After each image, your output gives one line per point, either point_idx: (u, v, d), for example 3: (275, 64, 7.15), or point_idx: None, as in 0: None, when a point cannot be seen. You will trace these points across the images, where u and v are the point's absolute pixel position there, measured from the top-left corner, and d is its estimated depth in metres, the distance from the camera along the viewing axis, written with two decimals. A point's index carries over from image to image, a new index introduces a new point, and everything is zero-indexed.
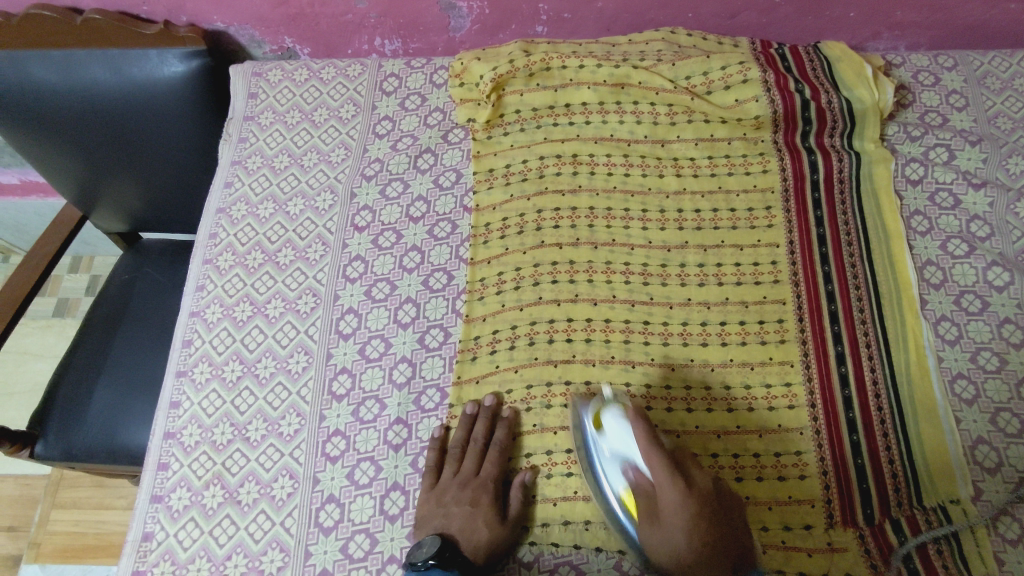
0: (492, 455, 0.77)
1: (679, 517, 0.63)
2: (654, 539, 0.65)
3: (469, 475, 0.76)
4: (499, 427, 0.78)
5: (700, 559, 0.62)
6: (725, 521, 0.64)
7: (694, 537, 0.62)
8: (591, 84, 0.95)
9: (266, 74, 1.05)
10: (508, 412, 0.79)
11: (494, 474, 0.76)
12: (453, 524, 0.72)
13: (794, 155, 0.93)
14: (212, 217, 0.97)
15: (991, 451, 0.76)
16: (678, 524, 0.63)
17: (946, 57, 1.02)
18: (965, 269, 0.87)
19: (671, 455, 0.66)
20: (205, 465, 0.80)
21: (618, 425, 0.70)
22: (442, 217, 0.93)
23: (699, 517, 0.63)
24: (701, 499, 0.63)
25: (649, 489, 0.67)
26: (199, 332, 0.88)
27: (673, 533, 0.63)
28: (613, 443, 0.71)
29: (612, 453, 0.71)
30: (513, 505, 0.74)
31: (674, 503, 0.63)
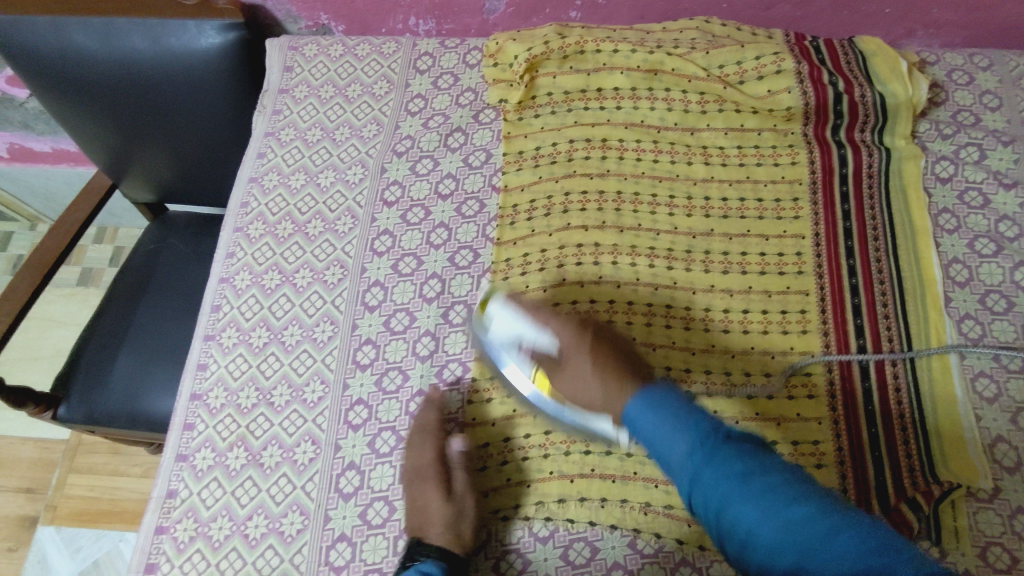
0: (426, 436, 0.77)
1: (576, 347, 0.71)
2: (569, 381, 0.71)
3: (415, 465, 0.76)
4: (430, 409, 0.79)
5: (612, 374, 0.68)
6: (619, 342, 0.72)
7: (599, 359, 0.69)
8: (625, 69, 0.95)
9: (302, 48, 1.07)
10: (433, 395, 0.80)
11: (432, 455, 0.75)
12: (418, 519, 0.73)
13: (823, 148, 0.93)
14: (244, 186, 0.98)
15: (1011, 449, 0.76)
16: (580, 357, 0.70)
17: (981, 57, 1.01)
18: (991, 268, 0.87)
19: (545, 311, 0.75)
20: (230, 427, 0.82)
21: (495, 308, 0.77)
22: (470, 196, 0.94)
23: (598, 345, 0.71)
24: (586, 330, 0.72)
25: (544, 349, 0.73)
26: (227, 298, 0.90)
27: (580, 364, 0.70)
28: (497, 330, 0.76)
29: (503, 343, 0.76)
30: (457, 483, 0.75)
31: (574, 343, 0.71)
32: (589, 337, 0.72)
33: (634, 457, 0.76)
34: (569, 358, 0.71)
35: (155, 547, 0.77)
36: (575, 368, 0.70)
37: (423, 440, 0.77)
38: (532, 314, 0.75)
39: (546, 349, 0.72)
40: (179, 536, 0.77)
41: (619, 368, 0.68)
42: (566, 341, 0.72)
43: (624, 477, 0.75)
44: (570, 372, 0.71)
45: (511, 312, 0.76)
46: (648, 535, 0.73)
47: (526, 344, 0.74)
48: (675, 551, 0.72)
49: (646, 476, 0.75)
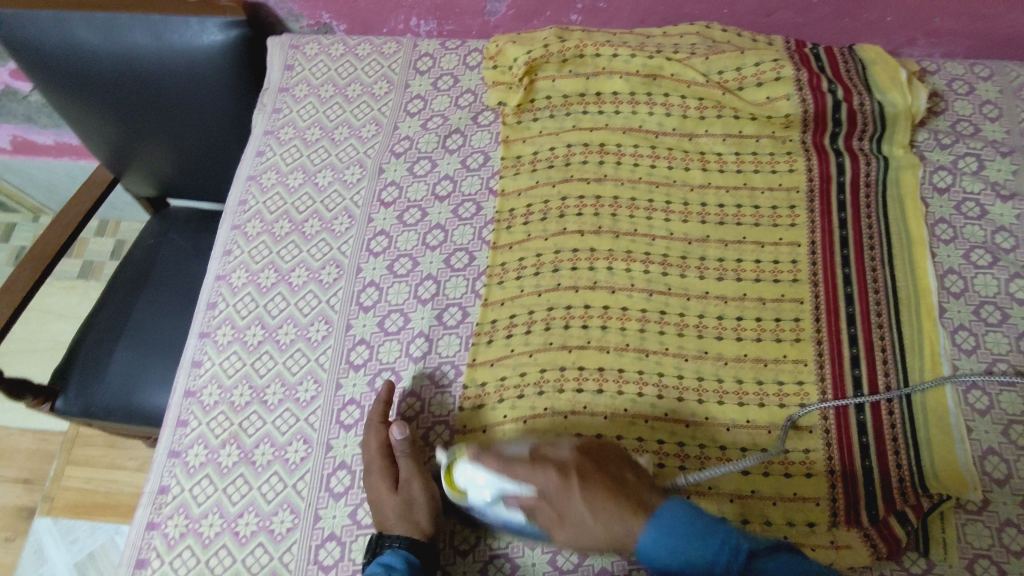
0: (371, 434, 0.77)
1: (567, 493, 0.66)
2: (571, 530, 0.66)
3: (365, 465, 0.76)
4: (375, 407, 0.79)
5: (618, 506, 0.64)
6: (609, 466, 0.68)
7: (598, 495, 0.65)
8: (624, 74, 0.95)
9: (304, 47, 1.07)
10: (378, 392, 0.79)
11: (376, 447, 0.76)
12: (374, 511, 0.74)
13: (821, 156, 0.93)
14: (242, 184, 0.98)
15: (1001, 462, 0.76)
16: (578, 502, 0.65)
17: (981, 67, 1.01)
18: (987, 279, 0.86)
19: (520, 459, 0.69)
20: (223, 424, 0.82)
21: (465, 469, 0.71)
22: (467, 198, 0.94)
23: (593, 484, 0.66)
24: (573, 465, 0.68)
25: (532, 498, 0.68)
26: (224, 296, 0.90)
27: (579, 510, 0.65)
28: (474, 489, 0.71)
29: (486, 499, 0.70)
30: (404, 474, 0.74)
31: (568, 490, 0.66)
32: (581, 475, 0.66)
33: None
34: (568, 507, 0.66)
35: (146, 542, 0.77)
36: (577, 516, 0.65)
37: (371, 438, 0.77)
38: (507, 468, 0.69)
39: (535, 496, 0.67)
40: (170, 532, 0.77)
41: (623, 501, 0.65)
42: (556, 487, 0.66)
43: None
44: (573, 521, 0.66)
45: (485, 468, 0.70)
46: None
47: (512, 495, 0.69)
48: None
49: None
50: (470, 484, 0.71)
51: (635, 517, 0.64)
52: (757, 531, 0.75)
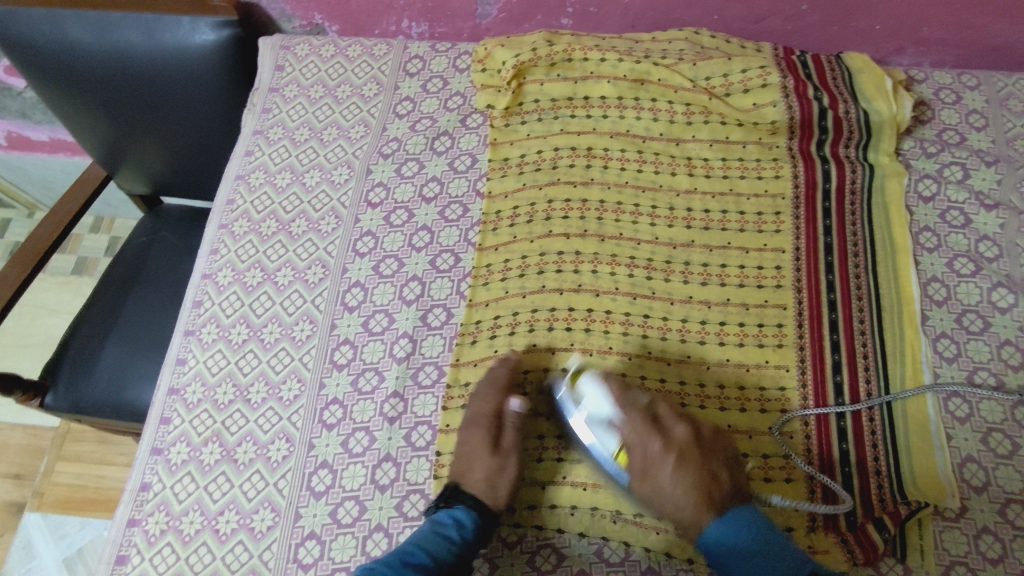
0: (492, 393, 0.78)
1: (665, 465, 0.71)
2: (646, 490, 0.72)
3: (473, 414, 0.78)
4: (502, 366, 0.80)
5: (696, 499, 0.70)
6: (712, 460, 0.72)
7: (687, 483, 0.70)
8: (611, 78, 0.96)
9: (294, 48, 1.07)
10: (509, 354, 0.81)
11: (488, 410, 0.78)
12: (458, 466, 0.76)
13: (807, 163, 0.93)
14: (230, 183, 0.99)
15: (980, 470, 0.77)
16: (664, 475, 0.71)
17: (969, 76, 1.02)
18: (969, 288, 0.87)
19: (643, 412, 0.73)
20: (205, 422, 0.82)
21: (590, 390, 0.75)
22: (454, 200, 0.94)
23: (688, 466, 0.70)
24: (682, 444, 0.72)
25: (631, 447, 0.72)
26: (209, 294, 0.90)
27: (664, 483, 0.71)
28: (589, 409, 0.74)
29: (593, 421, 0.74)
30: (507, 441, 0.76)
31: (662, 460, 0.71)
32: (682, 457, 0.71)
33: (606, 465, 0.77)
34: (655, 472, 0.71)
35: (127, 539, 0.78)
36: (659, 483, 0.71)
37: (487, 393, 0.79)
38: (627, 411, 0.73)
39: (634, 447, 0.72)
40: (150, 529, 0.77)
41: (701, 499, 0.70)
42: (654, 450, 0.71)
43: (595, 486, 0.76)
44: (652, 484, 0.71)
45: (606, 402, 0.73)
46: (615, 543, 0.74)
47: (617, 429, 0.73)
48: (641, 560, 0.74)
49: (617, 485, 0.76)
50: (588, 403, 0.75)
51: (704, 513, 0.69)
52: None
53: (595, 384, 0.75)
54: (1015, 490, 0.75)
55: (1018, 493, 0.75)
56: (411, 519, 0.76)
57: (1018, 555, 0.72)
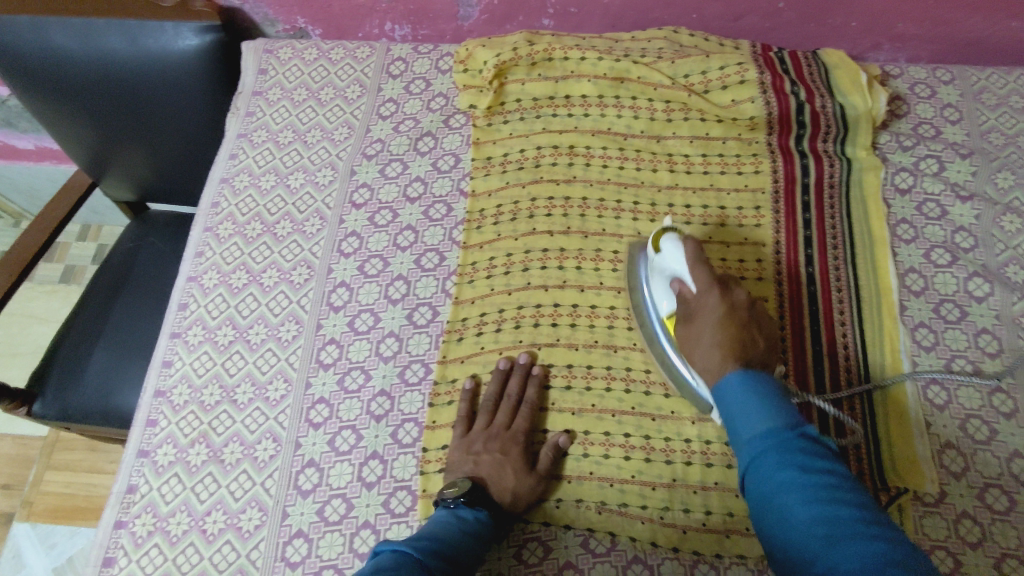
0: (524, 411, 0.80)
1: (710, 313, 0.69)
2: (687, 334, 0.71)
3: (501, 428, 0.78)
4: (531, 384, 0.81)
5: (722, 349, 0.66)
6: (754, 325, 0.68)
7: (721, 336, 0.67)
8: (592, 77, 0.97)
9: (278, 51, 1.07)
10: (538, 370, 0.82)
11: (525, 428, 0.79)
12: (484, 470, 0.75)
13: (786, 158, 0.95)
14: (215, 186, 0.98)
15: (958, 455, 0.78)
16: (706, 322, 0.69)
17: (943, 71, 1.04)
18: (946, 278, 0.88)
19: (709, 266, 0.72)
20: (192, 424, 0.83)
21: (666, 245, 0.76)
22: (438, 199, 0.95)
23: (731, 321, 0.67)
24: (732, 303, 0.68)
25: (689, 298, 0.73)
26: (195, 296, 0.90)
27: (702, 330, 0.69)
28: (663, 261, 0.77)
29: (663, 274, 0.77)
30: (542, 461, 0.77)
31: (707, 308, 0.69)
32: (729, 313, 0.68)
33: (590, 457, 0.79)
34: (697, 318, 0.70)
35: (114, 541, 0.78)
36: (699, 326, 0.69)
37: (515, 411, 0.80)
38: (694, 261, 0.72)
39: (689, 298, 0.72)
40: (138, 531, 0.78)
41: (727, 353, 0.66)
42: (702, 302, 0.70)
43: (580, 477, 0.78)
44: (693, 328, 0.70)
45: (677, 256, 0.74)
46: (601, 534, 0.76)
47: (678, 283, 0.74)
48: (628, 549, 0.75)
49: (601, 475, 0.78)
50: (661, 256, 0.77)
51: (725, 365, 0.65)
52: (718, 522, 0.75)
53: (676, 239, 0.76)
54: (993, 474, 0.76)
55: (996, 478, 0.76)
56: (398, 516, 0.76)
57: (996, 538, 0.73)
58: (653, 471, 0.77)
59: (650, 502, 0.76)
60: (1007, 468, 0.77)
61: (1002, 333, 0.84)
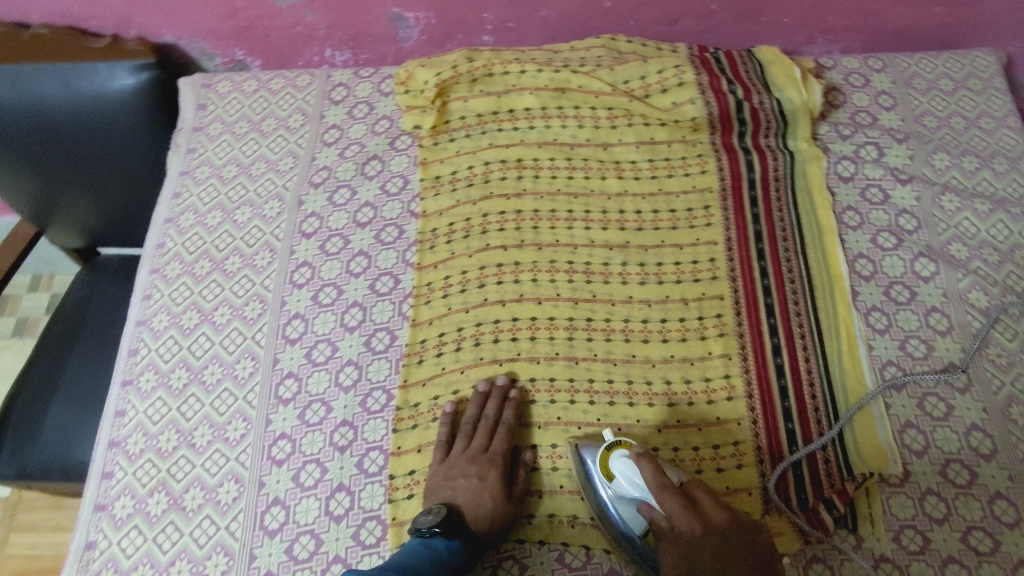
0: (502, 432, 0.78)
1: (694, 543, 0.62)
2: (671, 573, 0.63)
3: (479, 450, 0.77)
4: (508, 406, 0.80)
5: None
6: (743, 550, 0.62)
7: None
8: (533, 89, 0.97)
9: (216, 85, 1.06)
10: (514, 392, 0.81)
11: (503, 451, 0.77)
12: (461, 496, 0.75)
13: (730, 155, 0.96)
14: (159, 227, 0.96)
15: (919, 434, 0.80)
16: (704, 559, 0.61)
17: (875, 60, 1.07)
18: (894, 261, 0.91)
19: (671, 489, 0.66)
20: (150, 472, 0.80)
21: (618, 465, 0.71)
22: (388, 222, 0.94)
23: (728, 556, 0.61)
24: (710, 527, 0.63)
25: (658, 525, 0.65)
26: (145, 341, 0.88)
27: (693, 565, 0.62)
28: (621, 487, 0.71)
29: (625, 497, 0.71)
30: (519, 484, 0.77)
31: (692, 537, 0.62)
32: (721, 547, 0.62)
33: (560, 470, 0.79)
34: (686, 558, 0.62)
35: None
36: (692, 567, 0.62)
37: (492, 432, 0.79)
38: (656, 486, 0.66)
39: (662, 524, 0.65)
40: None
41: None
42: (681, 535, 0.63)
43: (551, 492, 0.78)
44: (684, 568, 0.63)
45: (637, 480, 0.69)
46: (576, 547, 0.75)
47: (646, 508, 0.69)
48: (603, 561, 0.74)
49: (572, 489, 0.78)
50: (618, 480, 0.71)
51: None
52: None
53: (627, 458, 0.71)
54: (952, 449, 0.79)
55: (955, 453, 0.79)
56: (369, 547, 0.75)
57: (961, 512, 0.75)
58: None
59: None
60: (964, 442, 0.79)
61: (949, 310, 0.87)
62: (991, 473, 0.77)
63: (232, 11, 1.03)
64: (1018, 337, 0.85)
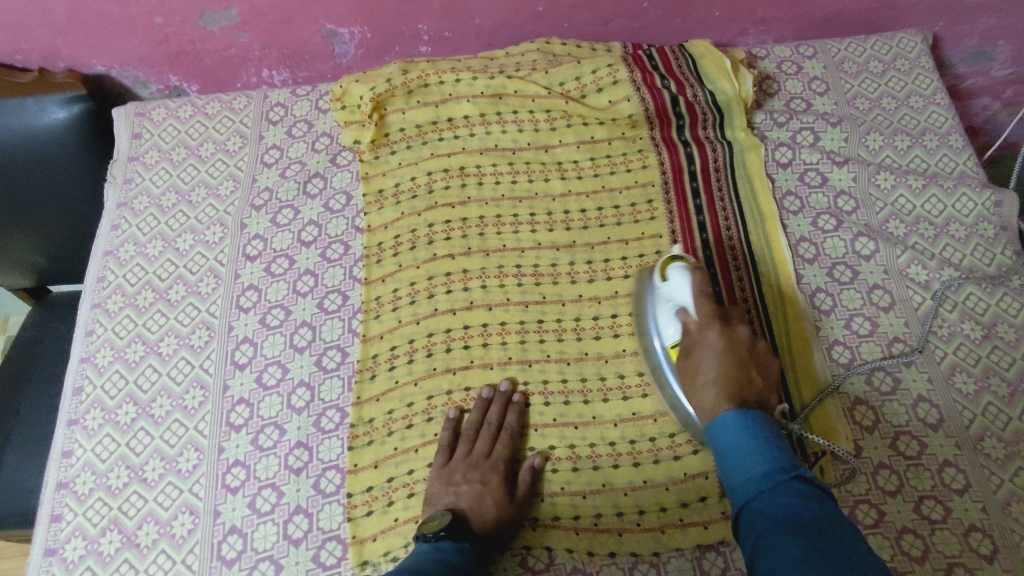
0: (504, 438, 0.79)
1: (711, 349, 0.72)
2: (684, 371, 0.74)
3: (481, 456, 0.77)
4: (511, 411, 0.81)
5: (722, 385, 0.69)
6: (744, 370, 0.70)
7: (721, 373, 0.70)
8: (470, 97, 0.97)
9: (150, 113, 1.04)
10: (517, 397, 0.82)
11: (504, 456, 0.78)
12: (464, 501, 0.74)
13: (670, 149, 0.97)
14: (99, 261, 0.94)
15: (868, 410, 0.81)
16: (711, 357, 0.71)
17: (806, 47, 1.09)
18: (835, 242, 0.92)
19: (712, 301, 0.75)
20: (101, 512, 0.78)
21: (672, 272, 0.78)
22: (334, 239, 0.93)
23: (732, 359, 0.71)
24: (729, 341, 0.72)
25: (689, 327, 0.74)
26: (90, 378, 0.86)
27: (700, 367, 0.72)
28: (668, 290, 0.78)
29: (666, 300, 0.78)
30: (520, 487, 0.76)
31: (711, 337, 0.72)
32: (731, 348, 0.71)
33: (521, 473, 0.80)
34: (699, 352, 0.72)
35: None
36: (699, 358, 0.72)
37: (496, 438, 0.79)
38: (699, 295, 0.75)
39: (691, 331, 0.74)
40: None
41: (722, 392, 0.69)
42: (699, 341, 0.73)
43: None
44: (693, 359, 0.73)
45: (685, 289, 0.76)
46: (539, 551, 0.76)
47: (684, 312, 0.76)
48: (566, 562, 0.75)
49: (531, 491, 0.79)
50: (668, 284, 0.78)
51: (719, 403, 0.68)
52: (653, 519, 0.77)
53: (683, 269, 0.77)
54: (901, 422, 0.81)
55: (904, 425, 0.80)
56: (330, 568, 0.74)
57: (913, 482, 0.77)
58: (583, 480, 0.79)
59: (603, 509, 0.77)
60: (912, 414, 0.81)
61: (891, 287, 0.89)
62: (940, 442, 0.79)
63: (163, 38, 1.02)
64: (957, 307, 0.87)
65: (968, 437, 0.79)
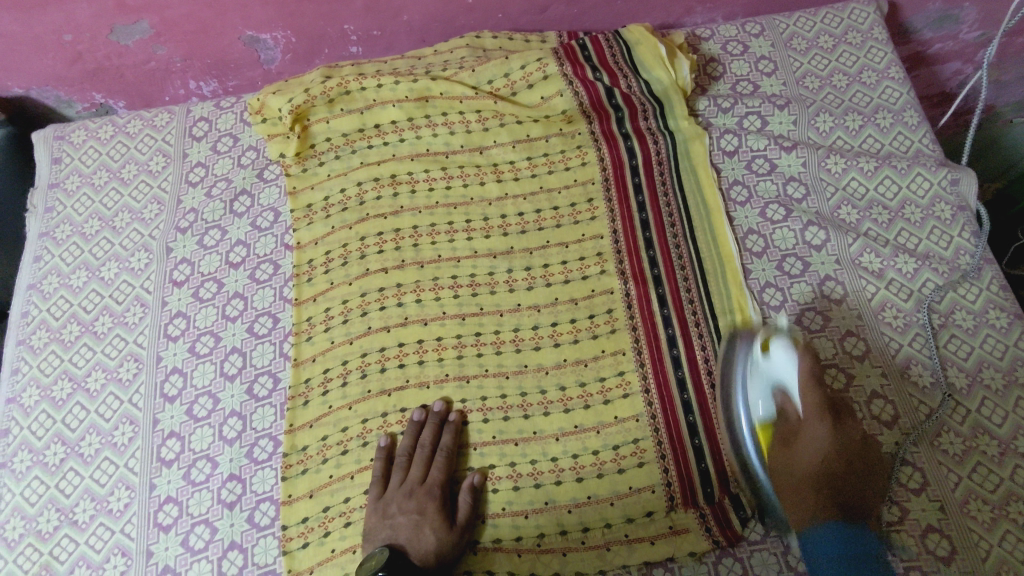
0: (439, 460, 0.76)
1: (820, 447, 0.67)
2: (782, 459, 0.68)
3: (416, 482, 0.75)
4: (446, 431, 0.78)
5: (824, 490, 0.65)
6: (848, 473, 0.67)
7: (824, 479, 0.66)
8: (395, 101, 0.94)
9: (70, 135, 1.02)
10: (453, 416, 0.79)
11: (440, 479, 0.75)
12: (402, 535, 0.71)
13: (610, 143, 0.93)
14: (23, 295, 0.92)
15: None
16: (817, 453, 0.67)
17: (753, 24, 1.04)
18: (784, 233, 0.88)
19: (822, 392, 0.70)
20: (31, 558, 0.76)
21: (778, 350, 0.72)
22: (263, 259, 0.90)
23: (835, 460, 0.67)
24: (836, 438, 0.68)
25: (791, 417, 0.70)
26: (16, 419, 0.84)
27: (800, 462, 0.67)
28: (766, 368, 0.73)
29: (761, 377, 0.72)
30: (461, 512, 0.74)
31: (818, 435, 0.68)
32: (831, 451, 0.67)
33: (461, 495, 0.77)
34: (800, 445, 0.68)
35: None
36: (800, 456, 0.68)
37: (430, 462, 0.76)
38: (809, 383, 0.70)
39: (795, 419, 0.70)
40: None
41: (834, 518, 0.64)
42: (805, 432, 0.69)
43: None
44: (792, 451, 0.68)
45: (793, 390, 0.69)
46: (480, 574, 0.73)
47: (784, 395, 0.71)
48: None
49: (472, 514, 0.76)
50: (769, 360, 0.72)
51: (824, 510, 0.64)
52: (598, 536, 0.74)
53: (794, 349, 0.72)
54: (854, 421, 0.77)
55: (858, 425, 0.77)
56: None
57: None
58: (524, 499, 0.76)
59: (546, 529, 0.75)
60: (866, 412, 0.78)
61: (843, 277, 0.85)
62: (894, 440, 0.76)
63: (76, 56, 0.98)
64: (912, 296, 0.83)
65: (925, 433, 0.76)
